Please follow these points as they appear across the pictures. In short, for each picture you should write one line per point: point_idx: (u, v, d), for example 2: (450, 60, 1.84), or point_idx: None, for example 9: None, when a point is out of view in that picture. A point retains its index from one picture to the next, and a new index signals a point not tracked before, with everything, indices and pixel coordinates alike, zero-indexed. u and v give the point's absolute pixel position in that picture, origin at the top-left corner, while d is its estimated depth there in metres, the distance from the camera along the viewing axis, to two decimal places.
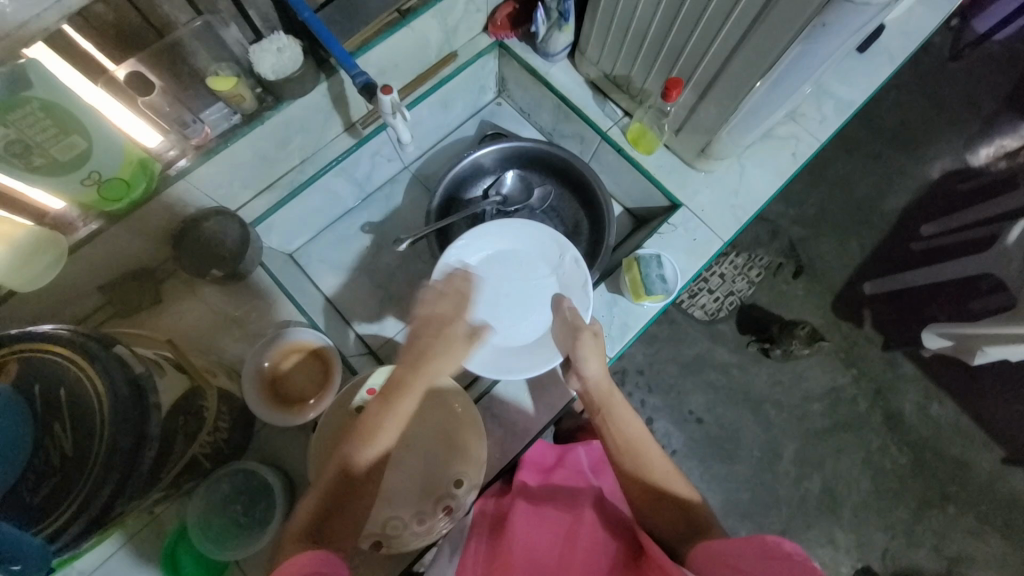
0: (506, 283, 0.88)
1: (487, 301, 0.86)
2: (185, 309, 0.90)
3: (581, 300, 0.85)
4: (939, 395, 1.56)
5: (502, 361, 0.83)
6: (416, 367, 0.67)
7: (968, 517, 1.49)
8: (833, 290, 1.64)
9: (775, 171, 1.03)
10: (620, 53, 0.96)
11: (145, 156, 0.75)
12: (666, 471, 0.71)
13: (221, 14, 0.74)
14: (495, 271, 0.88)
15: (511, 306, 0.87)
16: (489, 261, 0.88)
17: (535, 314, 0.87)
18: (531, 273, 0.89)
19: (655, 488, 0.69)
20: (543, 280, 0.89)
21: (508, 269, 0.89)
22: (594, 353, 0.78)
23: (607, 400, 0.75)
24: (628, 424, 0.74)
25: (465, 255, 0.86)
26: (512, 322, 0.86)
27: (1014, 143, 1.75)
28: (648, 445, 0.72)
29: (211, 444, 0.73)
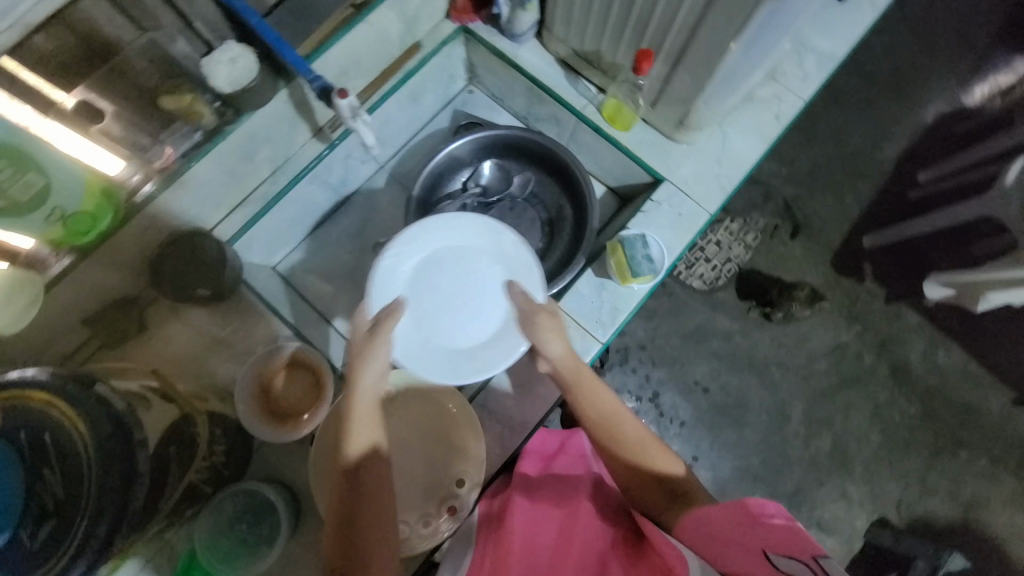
0: (450, 283, 0.84)
1: (435, 308, 0.83)
2: (173, 334, 0.87)
3: (529, 283, 0.83)
4: (945, 342, 1.55)
5: (465, 365, 0.81)
6: (364, 360, 0.71)
7: (980, 461, 1.49)
8: (831, 247, 1.61)
9: (759, 135, 0.99)
10: (588, 28, 0.92)
11: (109, 185, 0.72)
12: (642, 437, 0.69)
13: (167, 29, 0.72)
14: (433, 274, 0.83)
15: (462, 305, 0.83)
16: (426, 266, 0.84)
17: (486, 306, 0.83)
18: (476, 264, 0.84)
19: (636, 459, 0.68)
20: (490, 270, 0.84)
21: (449, 267, 0.84)
22: (550, 332, 0.76)
23: (576, 378, 0.73)
24: (599, 397, 0.71)
25: (395, 269, 0.82)
26: (466, 321, 0.83)
27: (1008, 78, 1.69)
28: (621, 416, 0.71)
29: (207, 468, 0.77)
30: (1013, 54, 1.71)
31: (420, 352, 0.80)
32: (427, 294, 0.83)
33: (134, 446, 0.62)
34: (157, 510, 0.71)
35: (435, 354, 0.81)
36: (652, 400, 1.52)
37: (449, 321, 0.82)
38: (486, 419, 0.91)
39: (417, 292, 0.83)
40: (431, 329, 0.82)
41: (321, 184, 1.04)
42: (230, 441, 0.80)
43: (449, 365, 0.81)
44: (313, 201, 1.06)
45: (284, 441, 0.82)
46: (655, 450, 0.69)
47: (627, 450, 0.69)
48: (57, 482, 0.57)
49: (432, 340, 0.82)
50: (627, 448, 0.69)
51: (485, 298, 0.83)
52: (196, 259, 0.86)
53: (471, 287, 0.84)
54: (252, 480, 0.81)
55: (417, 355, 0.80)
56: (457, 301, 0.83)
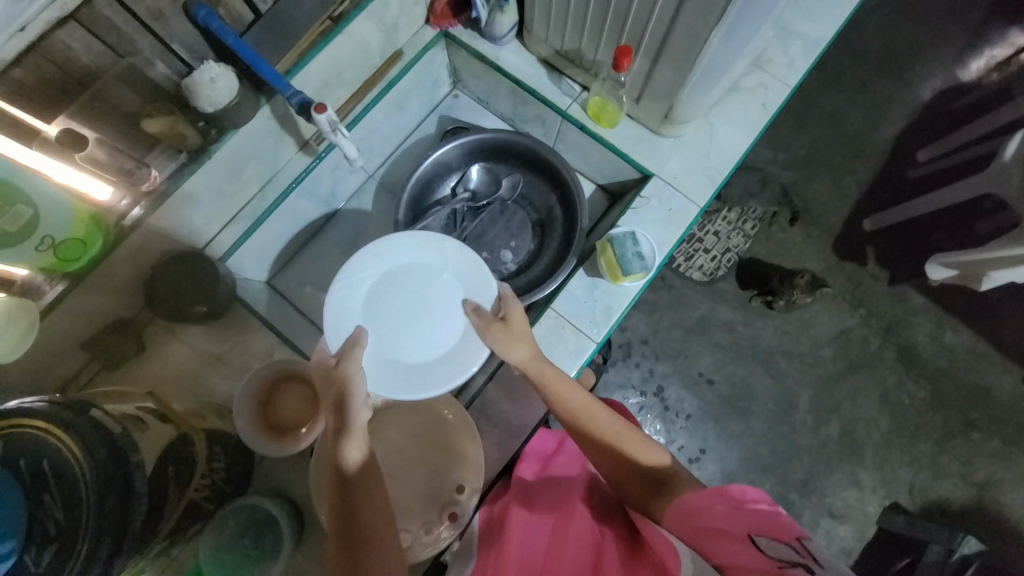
0: (403, 302, 0.81)
1: (392, 330, 0.81)
2: (171, 354, 0.89)
3: (482, 282, 0.82)
4: (952, 323, 1.53)
5: (440, 375, 0.79)
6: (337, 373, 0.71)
7: (993, 441, 1.47)
8: (831, 231, 1.60)
9: (746, 125, 0.98)
10: (567, 27, 0.91)
11: (96, 211, 0.73)
12: (617, 431, 0.70)
13: (144, 53, 0.71)
14: (383, 298, 0.81)
15: (419, 321, 0.81)
16: (375, 292, 0.81)
17: (441, 315, 0.82)
18: (428, 277, 0.83)
19: (611, 452, 0.69)
20: (443, 279, 0.82)
21: (399, 287, 0.82)
22: (514, 336, 0.75)
23: (544, 377, 0.73)
24: (568, 397, 0.72)
25: (343, 302, 0.80)
26: (429, 334, 0.81)
27: (1005, 51, 1.66)
28: (592, 411, 0.71)
29: (209, 486, 0.76)
30: (1009, 26, 1.68)
31: (390, 376, 0.79)
32: (381, 319, 0.81)
33: (129, 469, 0.60)
34: (160, 530, 0.67)
35: (406, 374, 0.79)
36: (657, 394, 1.52)
37: (410, 339, 0.80)
38: (485, 424, 0.91)
39: (371, 319, 0.80)
40: (395, 350, 0.80)
41: (311, 197, 1.05)
42: (229, 456, 0.80)
43: (423, 380, 0.79)
44: (304, 214, 1.07)
45: (282, 455, 0.82)
46: (631, 441, 0.69)
47: (602, 444, 0.70)
48: (56, 508, 0.55)
49: (400, 361, 0.80)
50: (601, 441, 0.70)
51: (443, 307, 0.82)
52: (191, 274, 0.88)
53: (428, 301, 0.82)
54: (256, 496, 0.83)
55: (388, 379, 0.78)
56: (415, 317, 0.81)
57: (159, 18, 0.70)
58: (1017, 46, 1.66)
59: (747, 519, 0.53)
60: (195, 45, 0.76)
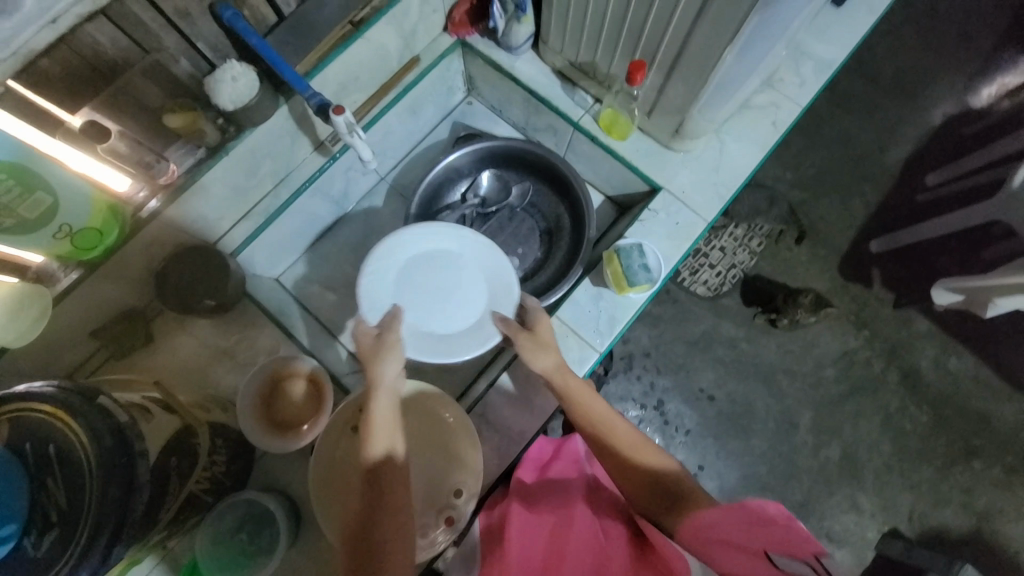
0: (432, 280, 0.87)
1: (424, 308, 0.86)
2: (177, 345, 0.90)
3: (498, 259, 0.89)
4: (957, 348, 1.52)
5: (478, 337, 0.85)
6: (375, 357, 0.74)
7: (995, 470, 1.46)
8: (837, 252, 1.60)
9: (756, 143, 0.99)
10: (582, 40, 0.93)
11: (114, 201, 0.74)
12: (637, 442, 0.70)
13: (169, 51, 0.73)
14: (412, 278, 0.86)
15: (447, 297, 0.87)
16: (405, 272, 0.86)
17: (467, 288, 0.88)
18: (455, 258, 0.89)
19: (632, 463, 0.69)
20: (469, 260, 0.89)
21: (428, 266, 0.88)
22: (540, 343, 0.80)
23: (567, 391, 0.75)
24: (590, 404, 0.74)
25: (376, 284, 0.84)
26: (458, 308, 0.87)
27: (1016, 79, 1.67)
28: (613, 421, 0.72)
29: (209, 479, 0.76)
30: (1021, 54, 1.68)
31: (425, 346, 0.84)
32: (414, 298, 0.86)
33: (134, 456, 0.60)
34: (158, 522, 0.68)
35: (438, 344, 0.85)
36: (657, 408, 1.51)
37: (439, 313, 0.86)
38: (485, 429, 0.91)
39: (402, 297, 0.86)
40: (426, 324, 0.85)
41: (323, 196, 1.06)
42: (229, 450, 0.80)
43: (463, 344, 0.85)
44: (316, 213, 1.08)
45: (280, 450, 0.83)
46: (648, 454, 0.69)
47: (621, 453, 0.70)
48: (59, 493, 0.57)
49: (436, 333, 0.85)
50: (619, 453, 0.70)
51: (470, 284, 0.88)
52: (203, 264, 0.88)
53: (455, 279, 0.88)
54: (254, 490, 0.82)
55: (423, 350, 0.84)
56: (443, 293, 0.87)
57: (185, 16, 0.71)
58: None
59: (761, 536, 0.52)
60: (218, 43, 0.77)
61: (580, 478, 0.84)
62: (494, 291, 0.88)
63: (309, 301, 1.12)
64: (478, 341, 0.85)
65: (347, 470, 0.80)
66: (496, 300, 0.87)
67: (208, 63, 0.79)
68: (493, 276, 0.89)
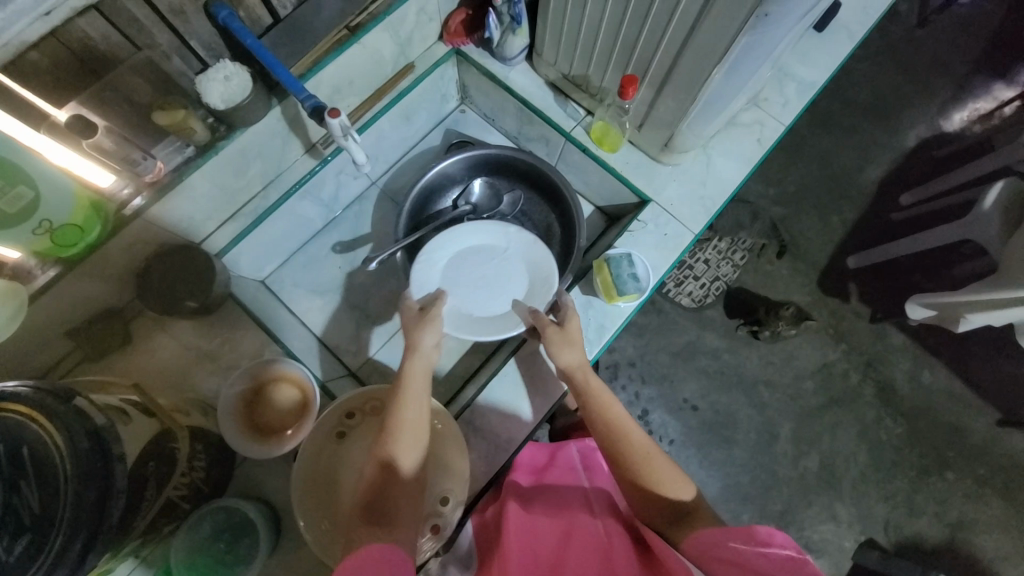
0: (477, 269, 0.95)
1: (468, 291, 0.94)
2: (156, 347, 0.87)
3: (537, 254, 0.95)
4: (929, 362, 1.57)
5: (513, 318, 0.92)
6: (421, 325, 0.79)
7: (967, 481, 1.50)
8: (816, 267, 1.65)
9: (742, 159, 1.02)
10: (576, 53, 0.95)
11: (97, 197, 0.73)
12: (647, 449, 0.71)
13: (162, 47, 0.72)
14: (459, 266, 0.95)
15: (489, 285, 0.94)
16: (453, 261, 0.95)
17: (506, 278, 0.95)
18: (498, 252, 0.96)
19: (641, 471, 0.69)
20: (511, 254, 0.96)
21: (474, 257, 0.96)
22: (567, 339, 0.80)
23: (585, 386, 0.77)
24: (609, 409, 0.75)
25: (426, 269, 0.93)
26: (497, 293, 0.94)
27: (986, 105, 1.75)
28: (626, 427, 0.73)
29: (187, 484, 0.74)
30: (990, 82, 1.77)
31: (464, 326, 0.90)
32: (458, 283, 0.94)
33: (112, 463, 0.59)
34: (133, 529, 0.65)
35: (476, 326, 0.91)
36: (641, 418, 1.52)
37: (480, 299, 0.93)
38: (472, 436, 0.91)
39: (448, 281, 0.94)
40: (467, 307, 0.93)
41: (313, 200, 1.05)
42: (209, 457, 0.78)
43: (500, 324, 0.92)
44: (305, 217, 1.07)
45: (265, 457, 0.82)
46: (661, 463, 0.69)
47: (631, 462, 0.70)
48: (32, 496, 0.54)
49: (476, 313, 0.93)
50: (630, 456, 0.70)
51: (510, 276, 0.95)
52: (187, 267, 0.87)
53: (497, 270, 0.96)
54: (234, 498, 0.80)
55: (462, 329, 0.90)
56: (485, 282, 0.94)
57: (179, 14, 0.71)
58: (998, 101, 1.75)
59: (770, 565, 0.52)
60: (211, 42, 0.77)
61: (575, 484, 0.87)
62: (533, 285, 0.94)
63: (295, 305, 1.10)
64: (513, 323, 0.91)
65: (338, 477, 0.78)
66: (535, 291, 0.93)
67: (200, 61, 0.78)
68: (532, 269, 0.95)
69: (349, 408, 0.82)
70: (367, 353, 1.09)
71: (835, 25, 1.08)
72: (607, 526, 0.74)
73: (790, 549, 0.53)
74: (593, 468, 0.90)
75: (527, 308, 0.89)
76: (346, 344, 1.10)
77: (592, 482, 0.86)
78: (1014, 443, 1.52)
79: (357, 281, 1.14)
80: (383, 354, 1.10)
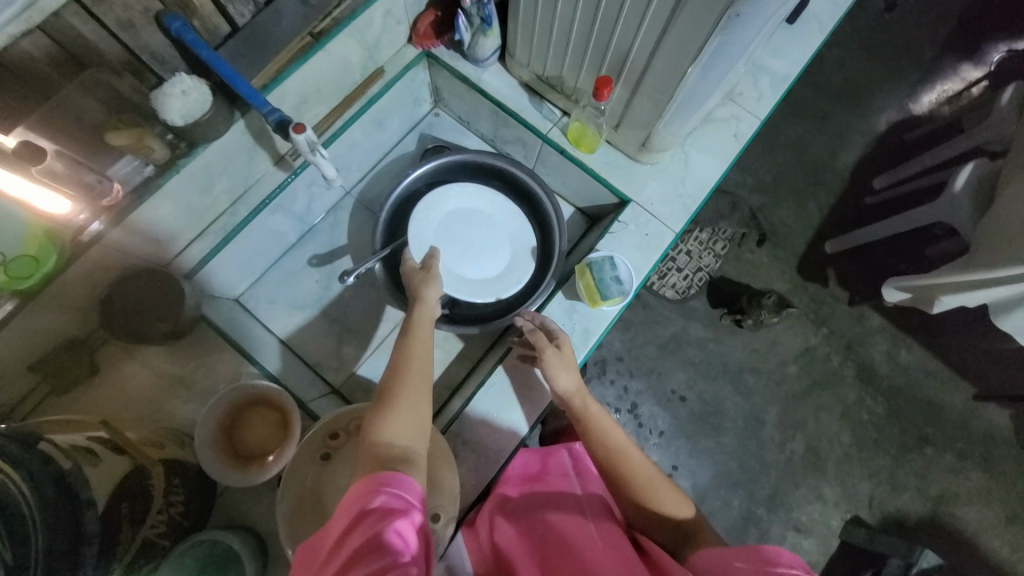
0: (466, 233, 1.05)
1: (460, 253, 1.03)
2: (127, 377, 0.83)
3: (519, 225, 1.06)
4: (907, 342, 1.61)
5: (500, 283, 1.03)
6: (428, 279, 0.85)
7: (946, 455, 1.55)
8: (796, 254, 1.67)
9: (720, 155, 1.02)
10: (549, 53, 0.93)
11: (51, 225, 0.69)
12: (650, 474, 0.72)
13: (110, 64, 0.69)
14: (450, 229, 1.04)
15: (478, 247, 1.04)
16: (444, 224, 1.04)
17: (494, 245, 1.05)
18: (483, 218, 1.06)
19: (644, 496, 0.70)
20: (497, 224, 1.06)
21: (462, 222, 1.05)
22: (565, 362, 0.82)
23: (584, 410, 0.78)
24: (608, 432, 0.75)
25: (423, 228, 1.01)
26: (486, 259, 1.04)
27: (954, 86, 1.78)
28: (628, 448, 0.74)
29: (166, 521, 0.71)
30: (957, 63, 1.80)
31: (458, 285, 1.00)
32: (452, 244, 1.03)
33: (80, 506, 0.57)
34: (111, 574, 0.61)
35: (469, 287, 1.01)
36: (631, 411, 1.53)
37: (471, 261, 1.03)
38: (461, 449, 0.90)
39: (441, 243, 1.02)
40: (460, 270, 1.02)
41: (286, 214, 1.02)
42: (187, 489, 0.76)
43: (488, 287, 1.02)
44: (278, 231, 1.04)
45: (247, 485, 0.79)
46: (664, 488, 0.71)
47: (634, 486, 0.71)
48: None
49: (468, 278, 1.02)
50: (632, 485, 0.71)
51: (495, 240, 1.05)
52: (153, 291, 0.82)
53: (483, 237, 1.05)
54: (215, 531, 0.76)
55: (457, 288, 1.00)
56: (476, 247, 1.04)
57: (128, 28, 0.67)
58: (966, 82, 1.79)
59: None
60: (165, 55, 0.73)
61: (567, 489, 0.84)
62: (517, 254, 1.05)
63: (272, 322, 1.07)
64: (500, 287, 1.02)
65: (323, 501, 0.76)
66: (517, 259, 1.05)
67: (154, 76, 0.74)
68: (515, 237, 1.06)
69: (333, 429, 0.80)
70: (350, 368, 1.08)
71: (805, 16, 1.08)
72: (604, 535, 0.71)
73: (798, 570, 0.52)
74: (584, 473, 0.87)
75: (530, 318, 0.91)
76: (328, 359, 1.08)
77: (585, 487, 0.84)
78: (990, 416, 1.57)
79: (336, 293, 1.11)
80: (367, 370, 1.08)
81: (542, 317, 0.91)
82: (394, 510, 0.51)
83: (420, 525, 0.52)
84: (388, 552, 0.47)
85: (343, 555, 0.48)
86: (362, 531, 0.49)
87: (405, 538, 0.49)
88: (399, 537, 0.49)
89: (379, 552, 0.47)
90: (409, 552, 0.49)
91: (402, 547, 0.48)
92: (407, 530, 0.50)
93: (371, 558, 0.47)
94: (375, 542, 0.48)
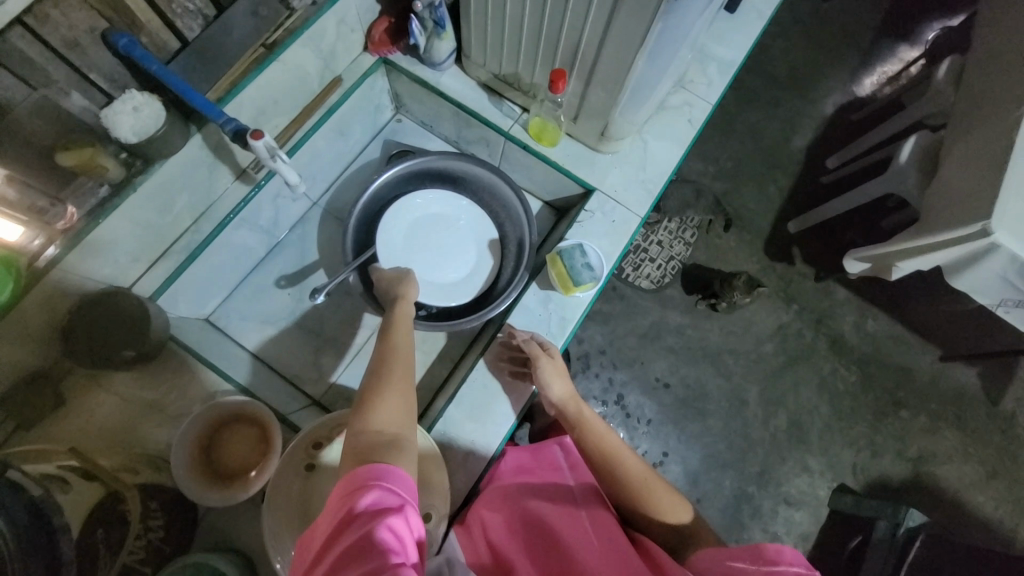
0: (434, 238, 1.06)
1: (427, 259, 1.05)
2: (92, 406, 0.78)
3: (487, 227, 1.08)
4: (872, 311, 1.68)
5: (466, 286, 1.05)
6: (405, 280, 0.88)
7: (921, 417, 1.61)
8: (761, 235, 1.73)
9: (677, 139, 1.06)
10: (504, 51, 0.95)
11: (6, 252, 0.66)
12: (646, 475, 0.76)
13: (58, 84, 0.67)
14: (419, 236, 1.05)
15: (448, 253, 1.06)
16: (413, 232, 1.05)
17: (460, 249, 1.07)
18: (451, 223, 1.07)
19: (640, 495, 0.74)
20: (462, 226, 1.08)
21: (430, 228, 1.06)
22: (558, 372, 0.87)
23: (580, 418, 0.83)
24: (604, 436, 0.79)
25: (391, 239, 1.02)
26: (452, 261, 1.06)
27: (893, 68, 1.89)
28: (625, 453, 0.78)
29: (144, 547, 0.73)
30: (894, 45, 1.91)
31: (430, 292, 1.03)
32: (420, 251, 1.05)
33: None
34: None
35: (437, 292, 1.03)
36: (618, 403, 1.55)
37: (440, 267, 1.05)
38: (450, 447, 0.89)
39: (411, 252, 1.04)
40: (427, 275, 1.04)
41: (252, 228, 1.00)
42: (167, 512, 0.76)
43: (454, 289, 1.04)
44: (245, 245, 1.02)
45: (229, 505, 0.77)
46: (660, 491, 0.74)
47: (632, 487, 0.75)
48: None
49: (437, 282, 1.04)
50: (628, 485, 0.75)
51: (462, 242, 1.07)
52: (116, 315, 0.78)
53: (449, 241, 1.07)
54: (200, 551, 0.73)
55: (429, 294, 1.02)
56: (443, 249, 1.06)
57: (74, 47, 0.67)
58: (904, 62, 1.90)
59: None
60: (114, 73, 0.72)
61: (560, 485, 0.84)
62: (483, 253, 1.07)
63: (246, 339, 1.05)
64: (465, 290, 1.05)
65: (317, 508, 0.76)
66: (482, 259, 1.07)
67: (105, 95, 0.73)
68: (480, 237, 1.08)
69: (317, 438, 0.79)
70: (330, 379, 1.06)
71: (745, 6, 1.13)
72: (600, 532, 0.73)
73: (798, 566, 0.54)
74: (577, 466, 0.86)
75: (524, 334, 0.92)
76: (308, 374, 1.06)
77: (578, 480, 0.83)
78: (957, 375, 1.64)
79: (310, 306, 1.10)
80: (345, 379, 1.07)
81: (519, 333, 0.93)
82: (386, 508, 0.51)
83: (415, 524, 0.52)
84: (380, 551, 0.47)
85: (333, 555, 0.48)
86: (353, 535, 0.49)
87: (399, 536, 0.49)
88: (392, 536, 0.49)
89: (372, 551, 0.47)
90: (405, 553, 0.49)
91: (397, 546, 0.48)
92: (402, 528, 0.50)
93: (360, 560, 0.47)
94: (367, 542, 0.48)
